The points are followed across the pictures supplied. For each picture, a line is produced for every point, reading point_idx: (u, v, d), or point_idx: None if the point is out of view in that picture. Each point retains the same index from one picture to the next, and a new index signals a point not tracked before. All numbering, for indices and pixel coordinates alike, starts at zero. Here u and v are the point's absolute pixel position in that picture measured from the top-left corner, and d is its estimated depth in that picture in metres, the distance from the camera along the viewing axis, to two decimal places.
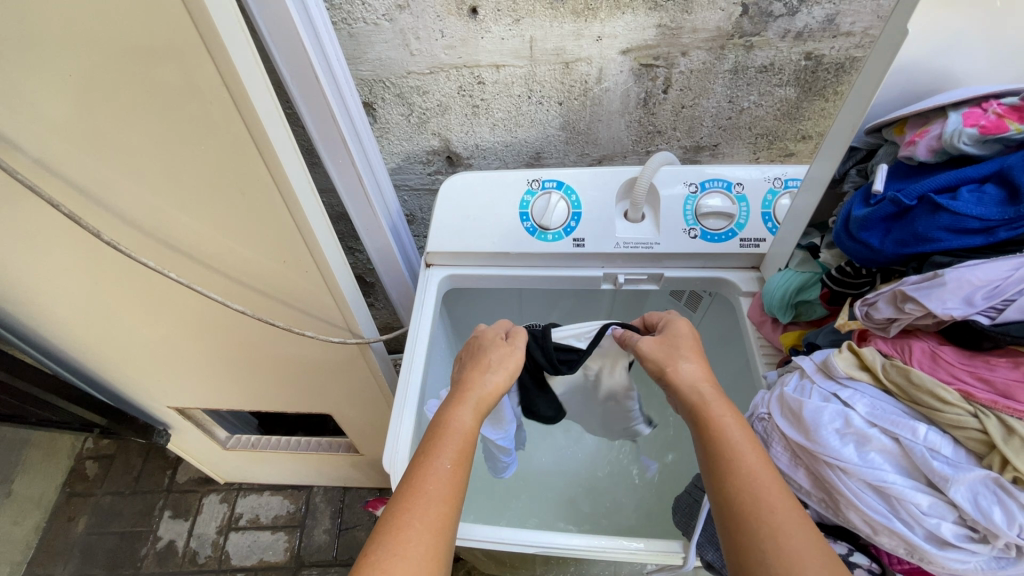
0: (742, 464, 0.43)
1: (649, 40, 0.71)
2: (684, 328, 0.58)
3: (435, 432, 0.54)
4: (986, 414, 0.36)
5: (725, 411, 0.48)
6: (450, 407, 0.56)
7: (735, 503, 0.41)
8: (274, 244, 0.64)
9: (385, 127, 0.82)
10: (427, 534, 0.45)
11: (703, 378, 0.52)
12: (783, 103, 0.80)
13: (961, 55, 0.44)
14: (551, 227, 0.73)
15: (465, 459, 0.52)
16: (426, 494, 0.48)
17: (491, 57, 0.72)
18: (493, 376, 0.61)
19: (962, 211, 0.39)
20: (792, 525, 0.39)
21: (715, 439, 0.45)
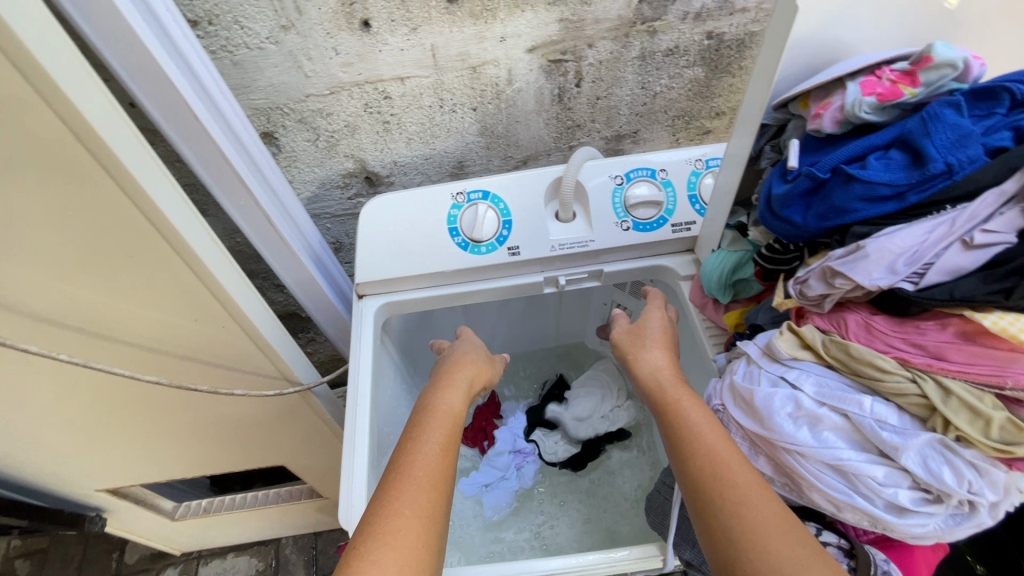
0: (704, 441, 0.43)
1: (554, 36, 0.69)
2: (659, 316, 0.60)
3: (420, 416, 0.55)
4: (923, 378, 0.37)
5: (684, 394, 0.49)
6: (437, 394, 0.58)
7: (696, 479, 0.41)
8: (183, 303, 0.58)
9: (292, 155, 0.76)
10: (417, 522, 0.44)
11: (662, 366, 0.54)
12: (692, 84, 0.80)
13: (847, 25, 0.45)
14: (484, 239, 0.69)
15: (452, 445, 0.52)
16: (414, 481, 0.47)
17: (394, 70, 0.68)
18: (475, 367, 0.64)
19: (872, 179, 0.39)
20: (757, 496, 0.39)
21: (676, 421, 0.46)
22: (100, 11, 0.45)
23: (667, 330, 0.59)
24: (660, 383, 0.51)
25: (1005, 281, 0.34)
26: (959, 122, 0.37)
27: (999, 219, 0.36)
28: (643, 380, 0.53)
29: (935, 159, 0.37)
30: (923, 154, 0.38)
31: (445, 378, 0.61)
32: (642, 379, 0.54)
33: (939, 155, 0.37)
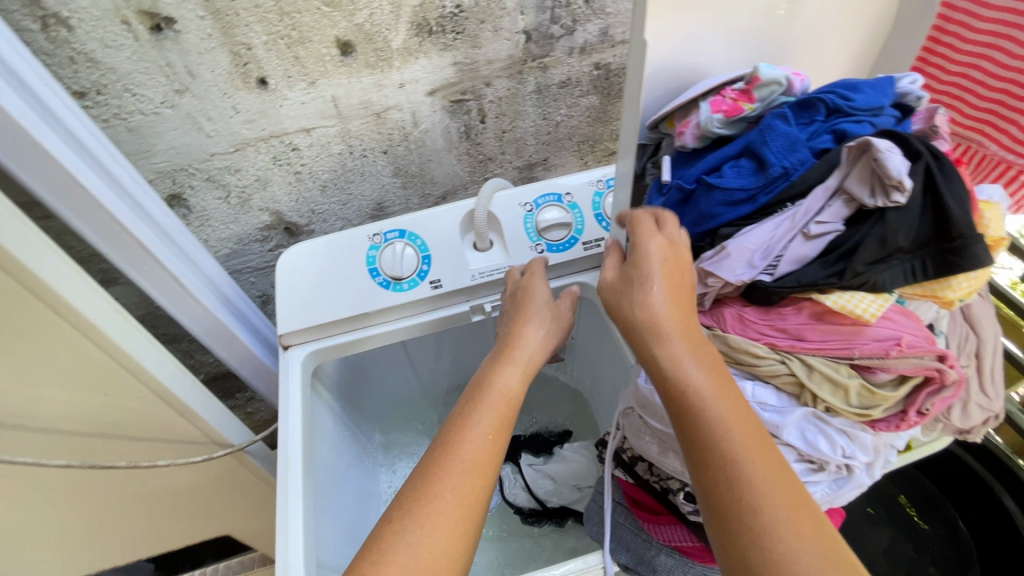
0: (727, 449, 0.38)
1: (451, 79, 0.73)
2: (656, 249, 0.44)
3: (477, 392, 0.55)
4: (791, 359, 0.41)
5: (705, 377, 0.40)
6: (496, 368, 0.57)
7: (714, 492, 0.37)
8: (89, 377, 0.56)
9: (203, 215, 0.75)
10: (459, 506, 0.46)
11: (673, 327, 0.43)
12: (590, 111, 0.86)
13: (687, 49, 0.51)
14: (405, 275, 0.71)
15: (503, 427, 0.53)
16: (461, 461, 0.49)
17: (298, 123, 0.70)
18: (540, 334, 0.62)
19: (728, 187, 0.43)
20: (782, 522, 0.35)
21: (695, 421, 0.39)
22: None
23: (668, 268, 0.44)
24: (666, 354, 0.42)
25: (838, 265, 0.39)
26: (785, 126, 0.42)
27: (828, 211, 0.40)
28: (650, 350, 0.43)
29: (774, 164, 0.42)
30: (765, 160, 0.42)
31: (505, 353, 0.59)
32: (648, 350, 0.43)
33: (777, 160, 0.42)
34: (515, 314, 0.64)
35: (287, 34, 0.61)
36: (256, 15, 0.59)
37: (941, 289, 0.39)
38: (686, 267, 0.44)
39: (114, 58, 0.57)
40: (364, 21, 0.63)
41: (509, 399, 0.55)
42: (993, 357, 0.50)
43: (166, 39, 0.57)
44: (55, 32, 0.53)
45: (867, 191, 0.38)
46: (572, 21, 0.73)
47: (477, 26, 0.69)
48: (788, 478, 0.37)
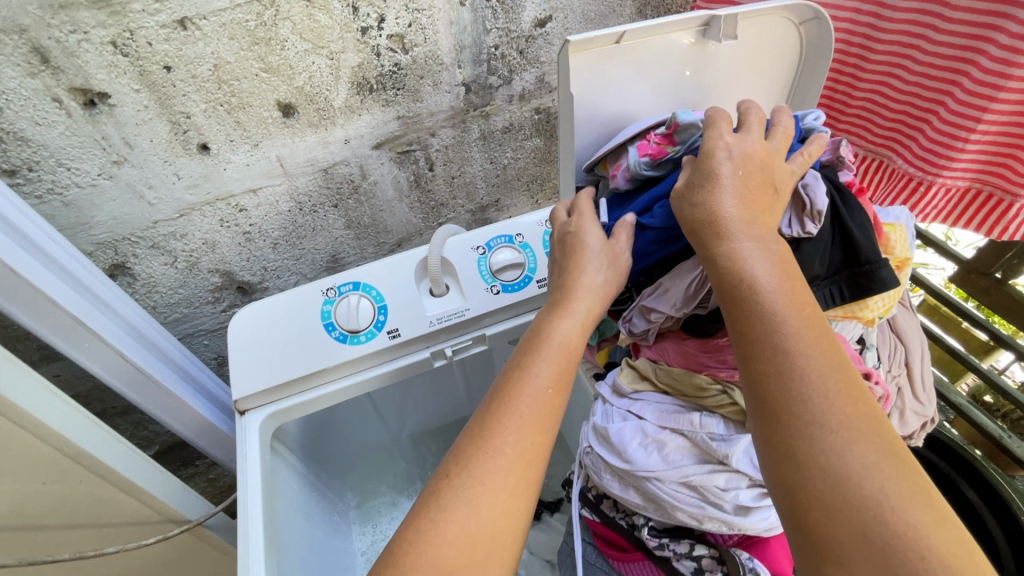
0: (786, 344, 0.37)
1: (396, 132, 0.75)
2: (723, 146, 0.44)
3: (534, 341, 0.47)
4: (733, 389, 0.42)
5: (767, 274, 0.39)
6: (555, 313, 0.49)
7: (768, 390, 0.37)
8: (23, 466, 0.52)
9: (150, 281, 0.73)
10: (519, 464, 0.41)
11: (741, 224, 0.41)
12: (536, 152, 0.89)
13: (609, 96, 0.54)
14: (361, 327, 0.71)
15: (565, 380, 0.46)
16: (520, 416, 0.43)
17: (244, 184, 0.70)
18: (606, 274, 0.50)
19: (658, 225, 0.48)
20: (834, 419, 0.35)
21: (756, 314, 0.38)
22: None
23: (742, 168, 0.43)
24: (731, 248, 0.40)
25: None
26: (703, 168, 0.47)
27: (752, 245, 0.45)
28: (720, 244, 0.41)
29: None
30: None
31: (565, 296, 0.50)
32: (715, 243, 0.41)
33: None
34: (567, 263, 0.51)
35: (227, 101, 0.62)
36: (193, 84, 0.59)
37: (861, 309, 0.45)
38: (756, 166, 0.43)
39: (46, 135, 0.56)
40: (304, 84, 0.64)
41: (571, 349, 0.47)
42: (920, 364, 0.54)
43: (100, 114, 0.57)
44: None
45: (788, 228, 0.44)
46: (509, 71, 0.76)
47: (417, 81, 0.71)
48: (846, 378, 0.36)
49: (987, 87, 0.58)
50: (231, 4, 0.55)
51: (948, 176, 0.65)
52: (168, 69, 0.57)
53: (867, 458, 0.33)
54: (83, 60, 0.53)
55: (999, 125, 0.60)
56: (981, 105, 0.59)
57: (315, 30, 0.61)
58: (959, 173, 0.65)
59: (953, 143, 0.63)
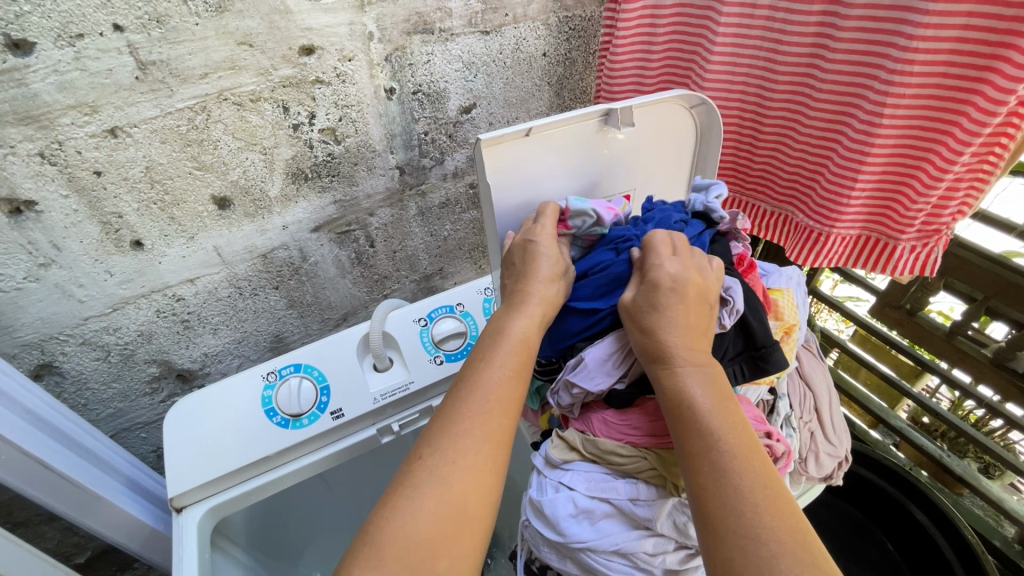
0: (722, 459, 0.40)
1: (334, 215, 0.78)
2: (668, 276, 0.47)
3: (494, 337, 0.50)
4: (648, 453, 0.46)
5: (702, 392, 0.43)
6: (510, 311, 0.52)
7: (708, 502, 0.39)
8: None
9: (80, 378, 0.71)
10: (486, 445, 0.44)
11: (681, 349, 0.45)
12: (474, 223, 0.94)
13: (522, 186, 0.59)
14: (303, 411, 0.70)
15: (526, 369, 0.49)
16: (485, 403, 0.46)
17: (180, 275, 0.70)
18: (545, 283, 0.53)
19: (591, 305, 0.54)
20: (771, 535, 0.36)
21: (694, 430, 0.42)
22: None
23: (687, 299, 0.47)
24: (669, 366, 0.45)
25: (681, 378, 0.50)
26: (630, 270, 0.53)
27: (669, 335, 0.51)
28: (660, 365, 0.45)
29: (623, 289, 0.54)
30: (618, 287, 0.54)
31: (516, 293, 0.53)
32: (655, 364, 0.45)
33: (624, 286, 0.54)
34: (520, 268, 0.54)
35: (160, 199, 0.64)
36: (125, 186, 0.61)
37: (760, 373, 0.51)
38: (693, 292, 0.48)
39: None
40: (238, 178, 0.67)
41: (527, 344, 0.50)
42: (829, 410, 0.58)
43: (27, 220, 0.57)
44: None
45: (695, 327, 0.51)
46: (440, 153, 0.81)
47: (351, 167, 0.75)
48: (782, 496, 0.39)
49: (859, 143, 0.65)
50: (163, 113, 0.58)
51: (841, 228, 0.72)
52: (99, 173, 0.58)
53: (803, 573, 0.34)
54: (9, 172, 0.54)
55: (879, 176, 0.67)
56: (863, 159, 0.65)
57: (247, 129, 0.64)
58: (850, 223, 0.72)
59: (838, 199, 0.70)
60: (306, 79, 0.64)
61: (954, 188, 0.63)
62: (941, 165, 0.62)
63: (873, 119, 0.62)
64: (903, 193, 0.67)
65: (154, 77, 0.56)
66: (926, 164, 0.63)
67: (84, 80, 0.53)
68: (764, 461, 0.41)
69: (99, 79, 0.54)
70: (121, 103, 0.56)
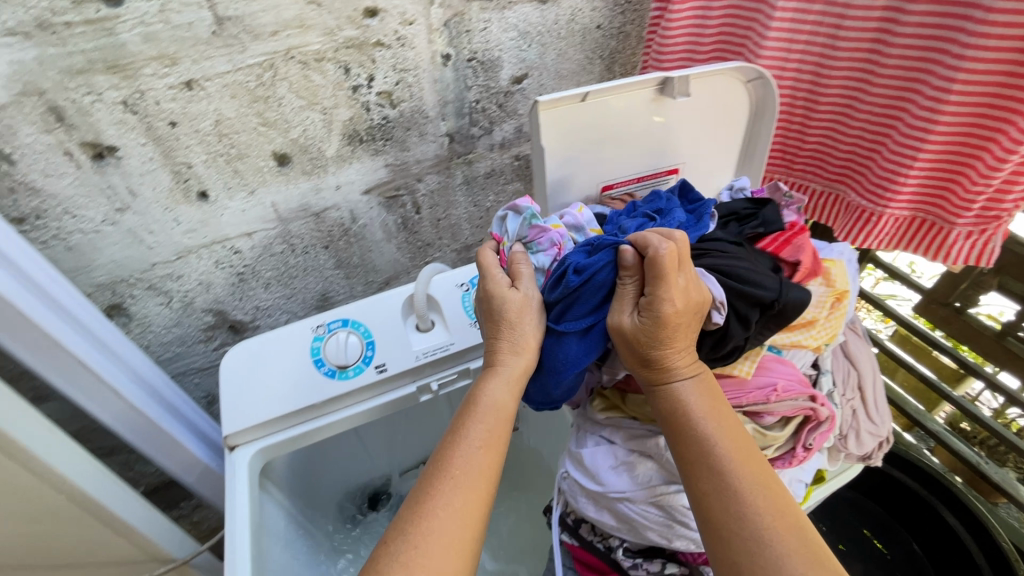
0: (719, 465, 0.43)
1: (384, 178, 0.80)
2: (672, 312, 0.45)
3: (466, 408, 0.52)
4: None
5: (698, 401, 0.46)
6: (483, 380, 0.53)
7: (709, 505, 0.43)
8: (19, 506, 0.54)
9: (144, 321, 0.76)
10: (453, 525, 0.45)
11: (678, 365, 0.47)
12: (516, 195, 0.95)
13: (573, 150, 0.60)
14: (349, 363, 0.73)
15: (497, 441, 0.50)
16: (453, 480, 0.47)
17: (239, 228, 0.74)
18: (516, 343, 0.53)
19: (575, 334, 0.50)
20: (767, 531, 0.41)
21: (692, 437, 0.45)
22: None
23: (684, 325, 0.46)
24: (666, 378, 0.47)
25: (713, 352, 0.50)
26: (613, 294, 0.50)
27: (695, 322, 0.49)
28: (657, 376, 0.47)
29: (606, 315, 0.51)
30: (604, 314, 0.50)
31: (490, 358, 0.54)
32: (652, 374, 0.48)
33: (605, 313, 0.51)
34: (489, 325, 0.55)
35: (226, 152, 0.67)
36: (196, 138, 0.64)
37: (806, 338, 0.51)
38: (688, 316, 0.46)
39: (56, 186, 0.60)
40: (298, 136, 0.70)
41: (500, 412, 0.51)
42: (873, 389, 0.58)
43: (108, 165, 0.62)
44: None
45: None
46: (489, 123, 0.83)
47: (404, 132, 0.77)
48: (775, 494, 0.43)
49: (922, 121, 0.63)
50: (234, 68, 0.61)
51: (894, 208, 0.70)
52: (174, 124, 0.62)
53: (797, 565, 0.39)
54: (95, 118, 0.58)
55: (939, 155, 0.65)
56: (926, 137, 0.64)
57: (310, 88, 0.67)
58: (903, 205, 0.70)
59: (895, 177, 0.68)
60: (367, 41, 0.66)
61: (1019, 172, 0.62)
62: (1006, 146, 0.60)
63: (941, 94, 0.61)
64: (963, 176, 0.65)
65: (229, 33, 0.59)
66: (991, 144, 0.61)
67: (167, 32, 0.56)
68: (757, 460, 0.44)
69: (180, 32, 0.57)
70: (197, 56, 0.59)
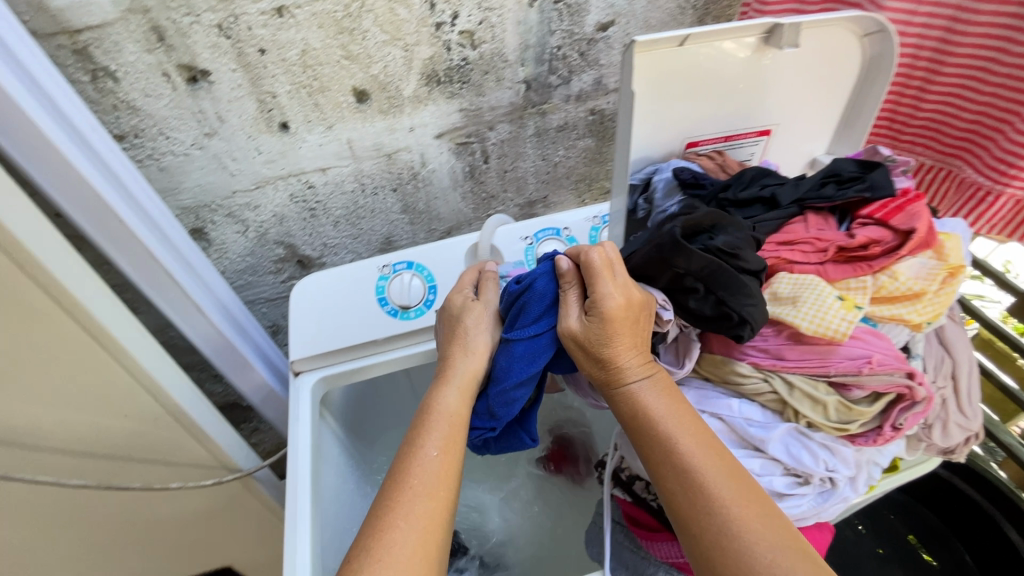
0: (684, 462, 0.45)
1: (457, 123, 0.79)
2: (615, 306, 0.49)
3: (421, 419, 0.55)
4: (773, 377, 0.47)
5: (655, 402, 0.48)
6: (435, 391, 0.57)
7: (677, 501, 0.45)
8: (112, 400, 0.59)
9: (222, 247, 0.80)
10: (414, 532, 0.47)
11: (629, 363, 0.50)
12: (586, 152, 0.92)
13: (662, 99, 0.57)
14: (412, 304, 0.75)
15: (454, 446, 0.54)
16: (411, 490, 0.49)
17: (315, 163, 0.75)
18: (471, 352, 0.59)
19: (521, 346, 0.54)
20: (737, 519, 0.42)
21: (655, 436, 0.47)
22: (17, 125, 0.48)
23: (627, 325, 0.49)
24: (624, 381, 0.50)
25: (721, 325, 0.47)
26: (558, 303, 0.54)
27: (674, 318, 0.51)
28: (612, 374, 0.50)
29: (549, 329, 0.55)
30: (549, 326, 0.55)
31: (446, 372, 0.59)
32: (608, 374, 0.50)
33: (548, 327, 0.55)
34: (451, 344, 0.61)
35: (309, 84, 0.67)
36: (282, 67, 0.65)
37: (909, 313, 0.48)
38: (630, 317, 0.50)
39: (153, 106, 0.63)
40: (378, 72, 0.69)
41: (457, 417, 0.55)
42: (968, 379, 0.53)
43: (200, 89, 0.63)
44: (103, 83, 0.59)
45: (834, 251, 0.49)
46: (568, 72, 0.79)
47: (481, 76, 0.75)
48: (741, 484, 0.44)
49: None
50: None
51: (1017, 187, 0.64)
52: (263, 52, 0.63)
53: (763, 550, 0.41)
54: (192, 40, 0.59)
55: None
56: None
57: (394, 22, 0.66)
58: None
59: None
60: None
61: None
62: None
63: None
64: None
65: None
66: None
67: None
68: (719, 453, 0.46)
69: None
70: None
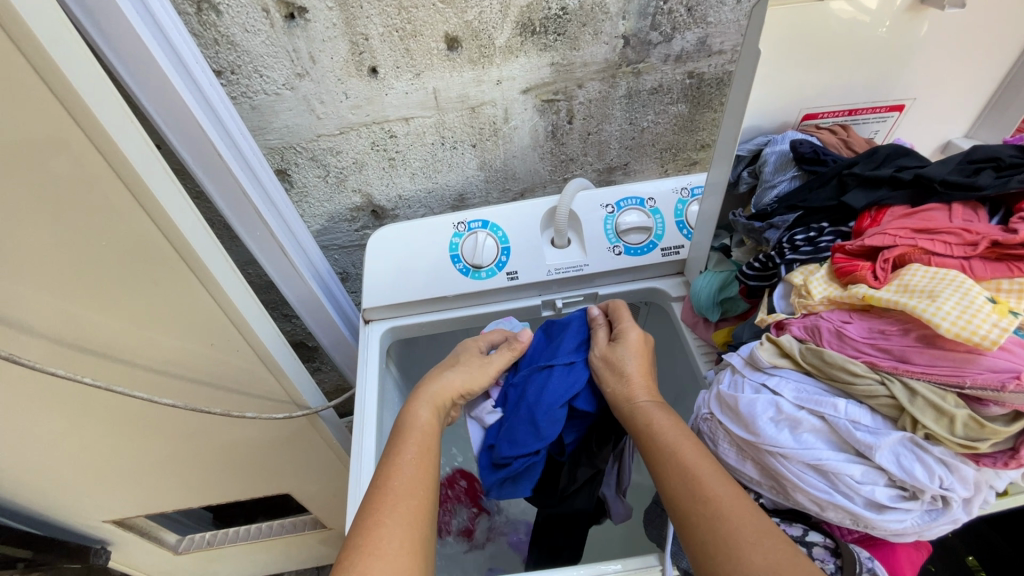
0: (677, 460, 0.47)
1: (546, 78, 0.75)
2: (635, 333, 0.61)
3: (399, 431, 0.56)
4: (892, 381, 0.43)
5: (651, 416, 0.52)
6: (411, 407, 0.58)
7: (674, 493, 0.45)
8: (200, 328, 0.61)
9: (303, 191, 0.81)
10: (401, 529, 0.46)
11: (643, 380, 0.57)
12: (677, 119, 0.86)
13: (788, 62, 0.51)
14: (484, 264, 0.73)
15: (430, 454, 0.54)
16: (393, 491, 0.49)
17: (399, 111, 0.74)
18: (459, 373, 0.62)
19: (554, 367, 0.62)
20: (729, 506, 0.42)
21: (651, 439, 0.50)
22: (133, 55, 0.50)
23: (642, 355, 0.59)
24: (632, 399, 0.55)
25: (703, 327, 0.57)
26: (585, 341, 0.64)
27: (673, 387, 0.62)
28: (627, 386, 0.57)
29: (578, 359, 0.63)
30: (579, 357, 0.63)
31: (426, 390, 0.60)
32: (623, 387, 0.57)
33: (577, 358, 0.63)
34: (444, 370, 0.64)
35: (402, 27, 0.65)
36: (377, 7, 0.63)
37: None
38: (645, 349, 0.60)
39: (251, 42, 0.63)
40: (473, 18, 0.66)
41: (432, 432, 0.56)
42: None
43: (297, 27, 0.63)
44: (206, 16, 0.60)
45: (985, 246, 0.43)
46: (671, 28, 0.73)
47: (578, 28, 0.70)
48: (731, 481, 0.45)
49: None
50: None
51: None
52: None
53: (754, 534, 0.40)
54: None
55: None
56: None
57: None
58: None
59: None
60: None
61: None
62: None
63: None
64: None
65: None
66: None
67: None
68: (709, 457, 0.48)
69: None
70: None
